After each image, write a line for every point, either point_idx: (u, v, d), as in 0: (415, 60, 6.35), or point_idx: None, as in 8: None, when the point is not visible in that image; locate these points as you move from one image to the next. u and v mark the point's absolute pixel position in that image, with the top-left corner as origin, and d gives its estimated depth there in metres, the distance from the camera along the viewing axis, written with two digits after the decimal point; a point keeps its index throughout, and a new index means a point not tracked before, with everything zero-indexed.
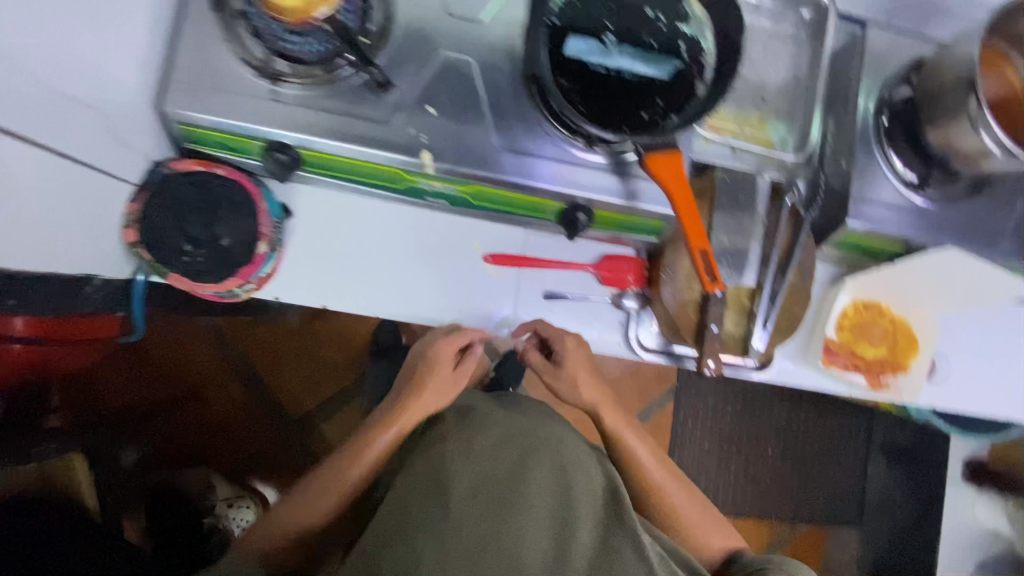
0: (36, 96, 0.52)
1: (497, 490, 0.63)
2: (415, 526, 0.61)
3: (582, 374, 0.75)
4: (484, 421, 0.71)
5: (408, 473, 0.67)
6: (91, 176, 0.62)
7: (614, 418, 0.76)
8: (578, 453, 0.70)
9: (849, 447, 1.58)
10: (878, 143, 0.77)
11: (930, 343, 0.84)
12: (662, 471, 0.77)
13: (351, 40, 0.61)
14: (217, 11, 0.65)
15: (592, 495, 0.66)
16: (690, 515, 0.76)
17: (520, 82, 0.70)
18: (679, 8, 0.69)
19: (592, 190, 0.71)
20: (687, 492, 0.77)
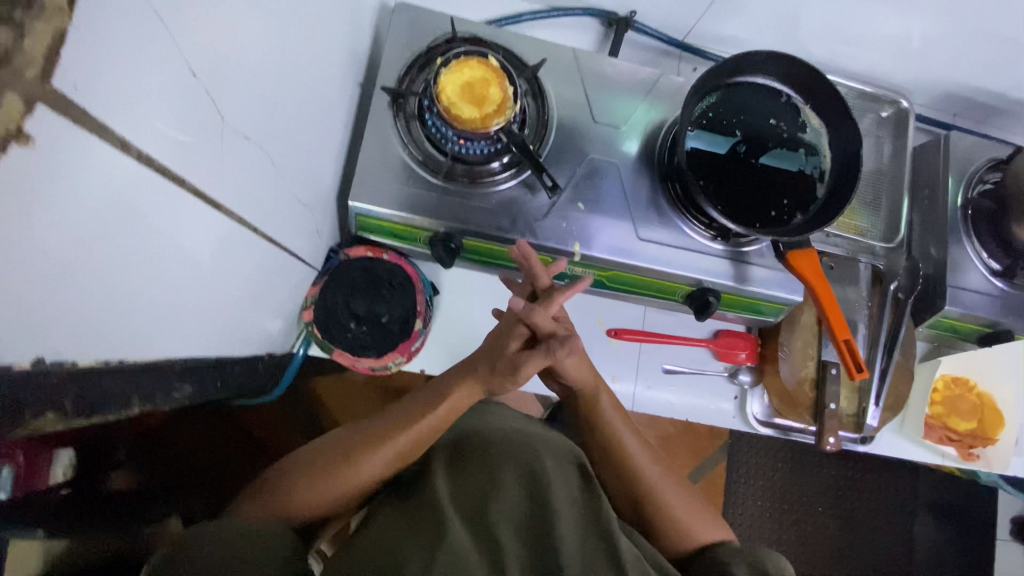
0: (297, 211, 0.58)
1: (476, 500, 0.63)
2: (391, 532, 0.60)
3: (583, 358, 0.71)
4: (462, 444, 0.71)
5: (387, 509, 0.64)
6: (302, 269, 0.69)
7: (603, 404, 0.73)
8: (559, 456, 0.68)
9: (898, 505, 1.55)
10: (965, 235, 0.85)
11: (1014, 417, 0.90)
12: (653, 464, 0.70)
13: (530, 151, 0.69)
14: (397, 117, 0.72)
15: (575, 497, 0.64)
16: (680, 508, 0.68)
17: (656, 180, 0.78)
18: (799, 119, 0.78)
19: (716, 277, 0.77)
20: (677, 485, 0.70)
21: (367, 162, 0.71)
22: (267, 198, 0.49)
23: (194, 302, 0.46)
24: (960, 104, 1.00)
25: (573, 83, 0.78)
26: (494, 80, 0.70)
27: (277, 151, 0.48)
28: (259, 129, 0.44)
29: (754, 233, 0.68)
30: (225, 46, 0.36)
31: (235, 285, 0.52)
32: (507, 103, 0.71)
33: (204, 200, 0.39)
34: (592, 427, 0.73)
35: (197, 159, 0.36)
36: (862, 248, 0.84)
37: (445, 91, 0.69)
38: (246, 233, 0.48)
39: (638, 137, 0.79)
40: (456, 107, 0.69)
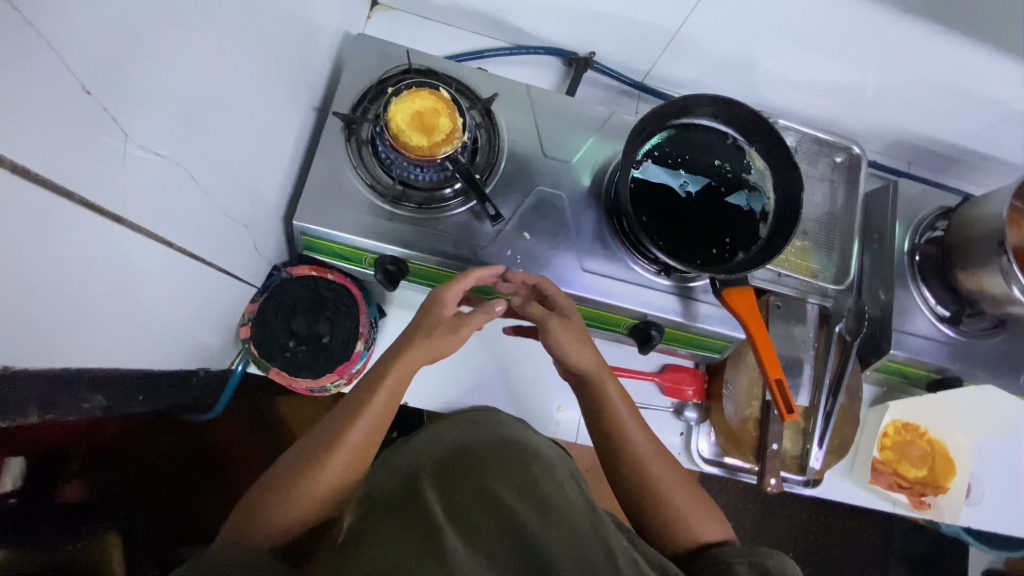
0: (228, 229, 0.59)
1: (463, 494, 0.58)
2: (378, 532, 0.52)
3: (578, 343, 0.68)
4: (463, 457, 0.67)
5: (379, 506, 0.58)
6: (240, 287, 0.70)
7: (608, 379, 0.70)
8: (560, 475, 0.65)
9: (869, 552, 1.52)
10: (912, 281, 0.86)
11: (966, 464, 0.89)
12: (650, 443, 0.68)
13: (474, 182, 0.71)
14: (348, 142, 0.74)
15: (574, 504, 0.57)
16: (679, 500, 0.65)
17: (604, 214, 0.80)
18: (744, 160, 0.80)
19: (659, 311, 0.77)
20: (674, 473, 0.67)
21: (314, 184, 0.72)
22: (187, 214, 0.50)
23: (100, 316, 0.46)
24: (915, 153, 1.03)
25: (526, 117, 0.81)
26: (444, 111, 0.73)
27: (198, 168, 0.50)
28: (174, 146, 0.45)
29: (693, 269, 0.69)
30: (130, 67, 0.38)
31: (154, 300, 0.52)
32: (456, 133, 0.73)
33: (102, 213, 0.40)
34: (592, 408, 0.71)
35: (91, 174, 0.37)
36: (813, 290, 0.83)
37: (394, 119, 0.71)
38: (161, 247, 0.49)
39: (589, 171, 0.81)
40: (404, 135, 0.71)
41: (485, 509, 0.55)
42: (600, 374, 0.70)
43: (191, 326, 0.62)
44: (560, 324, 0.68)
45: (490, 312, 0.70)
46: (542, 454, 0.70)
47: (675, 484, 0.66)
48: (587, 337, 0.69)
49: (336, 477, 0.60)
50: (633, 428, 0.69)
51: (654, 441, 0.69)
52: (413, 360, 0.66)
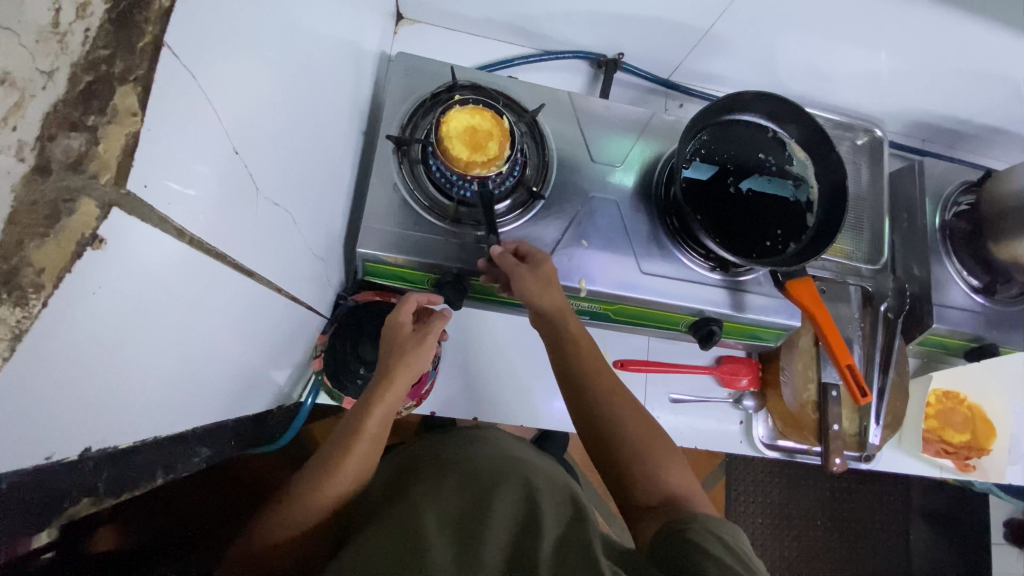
0: (311, 266, 0.59)
1: (452, 498, 0.66)
2: (369, 535, 0.62)
3: (552, 281, 0.70)
4: (455, 465, 0.74)
5: (377, 518, 0.65)
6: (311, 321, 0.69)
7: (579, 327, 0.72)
8: (549, 481, 0.73)
9: (894, 514, 1.58)
10: (947, 256, 0.90)
11: (1005, 426, 0.94)
12: (630, 402, 0.69)
13: (492, 209, 0.69)
14: (402, 163, 0.73)
15: (563, 512, 0.65)
16: (661, 460, 0.65)
17: (654, 215, 0.81)
18: (786, 153, 0.82)
19: (717, 306, 0.79)
20: (648, 428, 0.68)
21: (373, 210, 0.72)
22: (288, 260, 0.50)
23: (221, 368, 0.45)
24: (930, 131, 1.07)
25: (570, 125, 0.81)
26: (498, 136, 0.71)
27: (296, 210, 0.49)
28: (284, 192, 0.45)
29: (753, 264, 0.71)
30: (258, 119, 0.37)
31: (257, 345, 0.52)
32: (498, 161, 0.71)
33: (239, 272, 0.40)
34: (576, 366, 0.70)
35: (236, 233, 0.37)
36: (850, 270, 0.87)
37: (449, 124, 0.71)
38: (270, 296, 0.48)
39: (634, 173, 0.82)
40: (450, 142, 0.70)
41: (470, 512, 0.64)
42: (564, 317, 0.71)
43: (276, 368, 0.62)
44: (534, 274, 0.69)
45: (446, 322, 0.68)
46: (530, 463, 0.77)
47: (644, 436, 0.67)
48: (553, 279, 0.70)
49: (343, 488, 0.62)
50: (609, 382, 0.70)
51: (626, 400, 0.69)
52: (401, 376, 0.65)
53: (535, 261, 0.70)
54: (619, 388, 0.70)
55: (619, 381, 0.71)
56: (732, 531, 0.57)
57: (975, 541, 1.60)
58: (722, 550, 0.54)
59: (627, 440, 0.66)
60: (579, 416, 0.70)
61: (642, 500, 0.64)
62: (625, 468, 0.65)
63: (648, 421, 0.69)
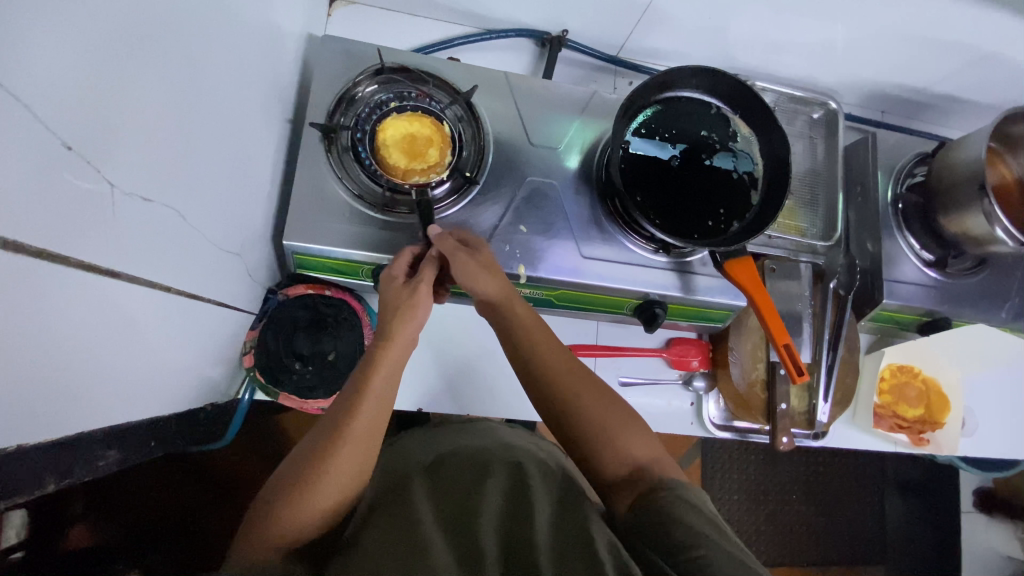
0: (219, 261, 0.57)
1: (451, 491, 0.67)
2: (374, 529, 0.60)
3: (490, 266, 0.67)
4: (451, 455, 0.74)
5: (376, 510, 0.64)
6: (238, 316, 0.68)
7: (540, 338, 0.69)
8: (540, 466, 0.73)
9: (866, 486, 1.59)
10: (898, 230, 0.89)
11: (959, 401, 0.93)
12: (579, 381, 0.68)
13: (430, 216, 0.68)
14: (329, 151, 0.71)
15: (558, 501, 0.65)
16: (625, 435, 0.65)
17: (596, 198, 0.79)
18: (729, 128, 0.80)
19: (661, 288, 0.78)
20: (609, 407, 0.67)
21: (299, 200, 0.70)
22: (175, 257, 0.48)
23: (114, 369, 0.44)
24: (888, 101, 1.04)
25: (508, 107, 0.79)
26: (438, 142, 0.72)
27: (186, 202, 0.47)
28: (164, 184, 0.43)
29: (692, 245, 0.69)
30: (109, 109, 0.36)
31: (159, 344, 0.51)
32: (437, 168, 0.72)
33: (98, 270, 0.38)
34: (529, 367, 0.69)
35: (84, 231, 0.36)
36: (804, 248, 0.86)
37: (385, 133, 0.71)
38: (155, 296, 0.47)
39: (576, 156, 0.80)
40: (387, 150, 0.70)
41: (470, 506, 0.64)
42: (509, 299, 0.68)
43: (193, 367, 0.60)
44: (468, 257, 0.65)
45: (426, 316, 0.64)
46: (522, 448, 0.77)
47: (601, 412, 0.66)
48: (492, 267, 0.67)
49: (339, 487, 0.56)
50: (554, 364, 0.68)
51: (592, 381, 0.68)
52: (389, 362, 0.61)
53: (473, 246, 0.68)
54: (572, 372, 0.68)
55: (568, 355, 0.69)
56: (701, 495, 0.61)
57: (947, 511, 1.60)
58: (705, 520, 0.56)
59: (587, 416, 0.66)
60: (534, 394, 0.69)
61: (609, 480, 0.64)
62: (579, 436, 0.66)
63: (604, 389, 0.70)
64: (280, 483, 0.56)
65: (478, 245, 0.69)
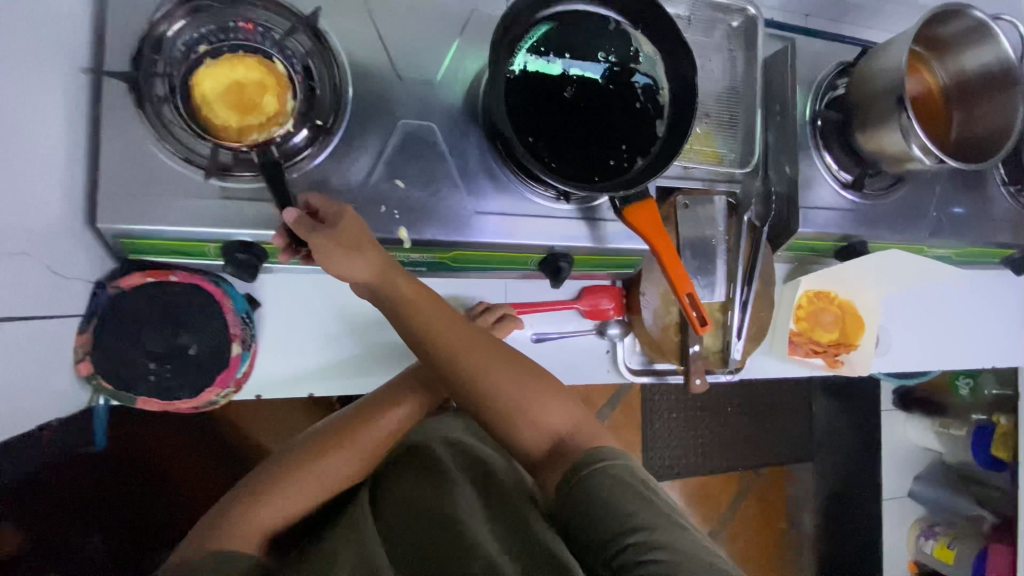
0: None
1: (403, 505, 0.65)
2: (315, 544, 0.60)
3: (357, 242, 0.56)
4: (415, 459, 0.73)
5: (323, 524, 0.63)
6: (58, 319, 0.58)
7: (426, 308, 0.60)
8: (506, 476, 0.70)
9: (794, 392, 1.68)
10: (817, 150, 0.83)
11: (872, 320, 0.94)
12: (475, 353, 0.61)
13: (280, 184, 0.57)
14: (139, 106, 0.57)
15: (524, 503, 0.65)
16: (539, 408, 0.62)
17: (485, 139, 0.69)
18: (630, 47, 0.70)
19: (569, 240, 0.71)
20: (516, 377, 0.61)
21: (110, 172, 0.57)
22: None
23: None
24: (811, 3, 0.94)
25: (368, 33, 0.66)
26: (273, 87, 0.59)
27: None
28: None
29: (586, 190, 0.62)
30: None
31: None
32: (281, 118, 0.60)
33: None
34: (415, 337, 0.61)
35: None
36: (722, 176, 0.80)
37: (202, 86, 0.58)
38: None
39: (458, 91, 0.69)
40: (211, 108, 0.58)
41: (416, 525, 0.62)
42: (388, 278, 0.58)
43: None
44: (326, 240, 0.55)
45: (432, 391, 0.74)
46: (488, 451, 0.76)
47: (511, 390, 0.61)
48: (358, 242, 0.56)
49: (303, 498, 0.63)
50: (446, 336, 0.60)
51: (516, 359, 0.63)
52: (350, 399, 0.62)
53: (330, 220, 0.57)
54: (468, 340, 0.61)
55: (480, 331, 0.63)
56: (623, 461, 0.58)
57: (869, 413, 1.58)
58: (635, 497, 0.54)
59: (499, 394, 0.60)
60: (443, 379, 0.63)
61: (535, 454, 0.62)
62: (482, 405, 0.61)
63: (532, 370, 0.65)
64: (268, 475, 0.62)
65: (338, 217, 0.57)
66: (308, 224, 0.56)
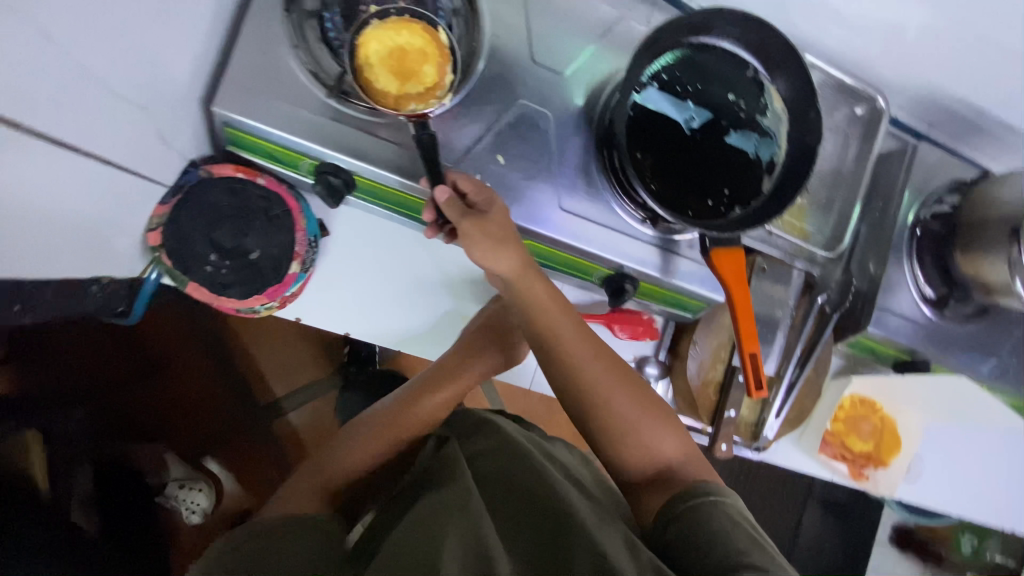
0: (104, 101, 0.48)
1: (498, 482, 0.59)
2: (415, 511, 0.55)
3: (506, 237, 0.60)
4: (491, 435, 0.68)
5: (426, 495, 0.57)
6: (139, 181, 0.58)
7: (559, 317, 0.63)
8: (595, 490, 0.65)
9: (794, 495, 1.53)
10: (908, 256, 0.81)
11: (911, 445, 0.91)
12: (598, 362, 0.63)
13: (434, 165, 0.59)
14: (286, 11, 0.58)
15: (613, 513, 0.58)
16: (652, 431, 0.64)
17: (592, 144, 0.69)
18: (760, 99, 0.69)
19: (639, 263, 0.70)
20: (628, 393, 0.64)
21: (237, 60, 0.57)
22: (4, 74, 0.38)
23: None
24: (939, 113, 0.92)
25: (514, 9, 0.66)
26: (432, 58, 0.62)
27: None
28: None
29: (680, 222, 0.61)
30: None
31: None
32: (437, 89, 0.62)
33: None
34: (538, 334, 0.65)
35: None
36: (802, 254, 0.76)
37: (367, 47, 0.60)
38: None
39: (582, 90, 0.69)
40: (373, 71, 0.60)
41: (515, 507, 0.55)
42: (527, 278, 0.62)
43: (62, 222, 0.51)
44: (477, 227, 0.59)
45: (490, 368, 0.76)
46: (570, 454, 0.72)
47: (628, 409, 0.63)
48: (507, 235, 0.60)
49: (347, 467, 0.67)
50: (575, 340, 0.64)
51: (636, 383, 0.65)
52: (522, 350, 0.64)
53: (480, 209, 0.60)
54: (596, 350, 0.64)
55: (603, 346, 0.65)
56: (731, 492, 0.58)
57: (863, 540, 1.54)
58: (745, 535, 0.52)
59: (616, 414, 0.63)
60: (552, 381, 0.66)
61: (633, 475, 0.64)
62: (598, 417, 0.64)
63: (643, 396, 0.65)
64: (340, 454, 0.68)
65: (488, 204, 0.60)
66: (461, 206, 0.59)
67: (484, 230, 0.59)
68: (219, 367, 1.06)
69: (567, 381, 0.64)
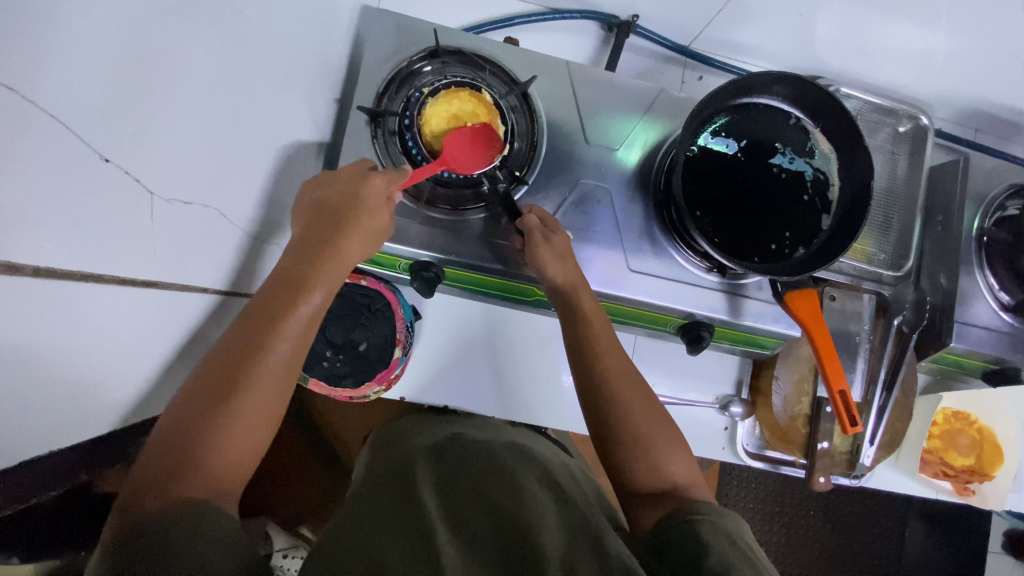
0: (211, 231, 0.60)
1: (463, 490, 0.60)
2: (367, 515, 0.56)
3: (564, 252, 0.66)
4: (465, 444, 0.70)
5: (368, 502, 0.59)
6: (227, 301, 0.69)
7: (601, 329, 0.67)
8: (583, 496, 0.64)
9: (890, 511, 1.46)
10: (979, 266, 0.81)
11: (1015, 453, 0.89)
12: (622, 367, 0.67)
13: (510, 201, 0.66)
14: (372, 136, 0.67)
15: (589, 510, 0.60)
16: (665, 450, 0.63)
17: (651, 206, 0.74)
18: (807, 142, 0.73)
19: (710, 311, 0.73)
20: (643, 403, 0.65)
21: None
22: (135, 249, 0.53)
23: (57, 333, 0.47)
24: (984, 118, 0.93)
25: (565, 97, 0.73)
26: (484, 116, 0.68)
27: (151, 179, 0.53)
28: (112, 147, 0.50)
29: (750, 271, 0.64)
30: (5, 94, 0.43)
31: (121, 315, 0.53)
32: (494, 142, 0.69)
33: (17, 271, 0.45)
34: (579, 344, 0.67)
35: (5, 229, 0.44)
36: (870, 276, 0.78)
37: (429, 123, 0.67)
38: (103, 287, 0.52)
39: (635, 158, 0.75)
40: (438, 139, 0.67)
41: (477, 508, 0.57)
42: (578, 290, 0.67)
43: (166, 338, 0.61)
44: (547, 244, 0.65)
45: (391, 223, 0.63)
46: (544, 454, 0.74)
47: (650, 429, 0.64)
48: (565, 252, 0.66)
49: (234, 457, 0.52)
50: (605, 341, 0.67)
51: (653, 399, 0.67)
52: (572, 348, 0.68)
53: (550, 230, 0.67)
54: (618, 362, 0.67)
55: (627, 361, 0.67)
56: (731, 518, 0.55)
57: (972, 551, 1.47)
58: (725, 540, 0.51)
59: (634, 426, 0.64)
60: (579, 380, 0.68)
61: (639, 488, 0.62)
62: (619, 432, 0.64)
63: (657, 412, 0.66)
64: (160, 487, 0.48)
65: (556, 229, 0.67)
66: (536, 228, 0.66)
67: (547, 241, 0.65)
68: (317, 439, 1.10)
69: (596, 391, 0.66)
